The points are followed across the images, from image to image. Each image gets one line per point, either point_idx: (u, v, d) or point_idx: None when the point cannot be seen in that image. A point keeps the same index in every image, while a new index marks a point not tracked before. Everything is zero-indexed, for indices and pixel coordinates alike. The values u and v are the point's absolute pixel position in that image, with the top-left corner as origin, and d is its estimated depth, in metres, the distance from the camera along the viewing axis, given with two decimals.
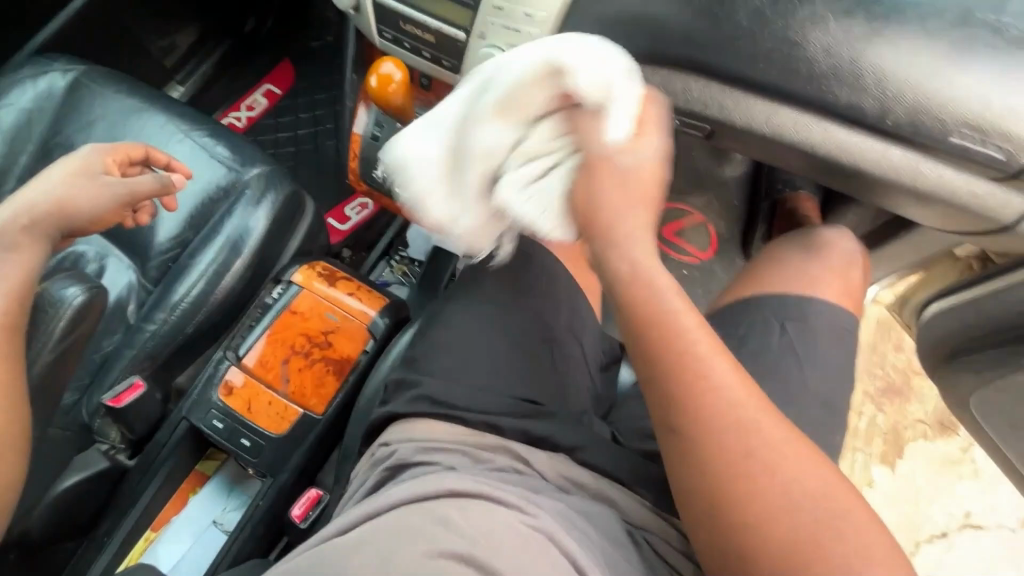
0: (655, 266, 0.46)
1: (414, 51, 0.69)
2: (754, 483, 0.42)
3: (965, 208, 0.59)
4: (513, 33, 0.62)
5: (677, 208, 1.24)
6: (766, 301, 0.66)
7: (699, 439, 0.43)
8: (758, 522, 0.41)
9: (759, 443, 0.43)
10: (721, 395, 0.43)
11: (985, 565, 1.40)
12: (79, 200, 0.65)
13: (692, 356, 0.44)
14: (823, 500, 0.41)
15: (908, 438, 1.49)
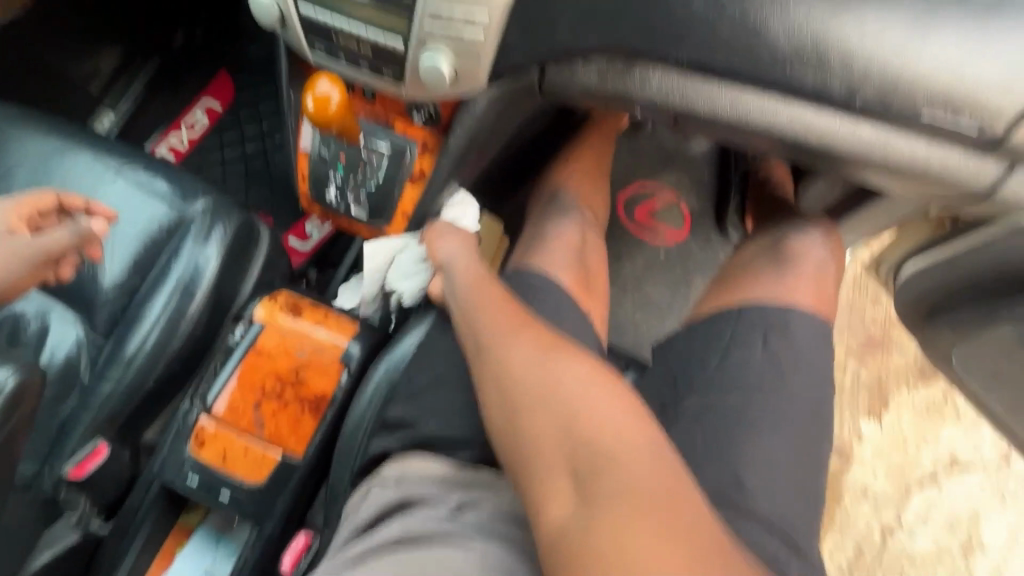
0: (466, 262, 0.66)
1: (352, 65, 0.64)
2: (539, 399, 0.51)
3: (940, 180, 0.57)
4: (455, 40, 0.58)
5: (649, 188, 1.21)
6: (749, 313, 0.66)
7: (496, 372, 0.56)
8: (542, 433, 0.50)
9: (544, 369, 0.53)
10: (515, 331, 0.57)
11: (973, 503, 1.45)
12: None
13: (487, 308, 0.61)
14: (599, 406, 0.49)
15: (893, 389, 1.52)
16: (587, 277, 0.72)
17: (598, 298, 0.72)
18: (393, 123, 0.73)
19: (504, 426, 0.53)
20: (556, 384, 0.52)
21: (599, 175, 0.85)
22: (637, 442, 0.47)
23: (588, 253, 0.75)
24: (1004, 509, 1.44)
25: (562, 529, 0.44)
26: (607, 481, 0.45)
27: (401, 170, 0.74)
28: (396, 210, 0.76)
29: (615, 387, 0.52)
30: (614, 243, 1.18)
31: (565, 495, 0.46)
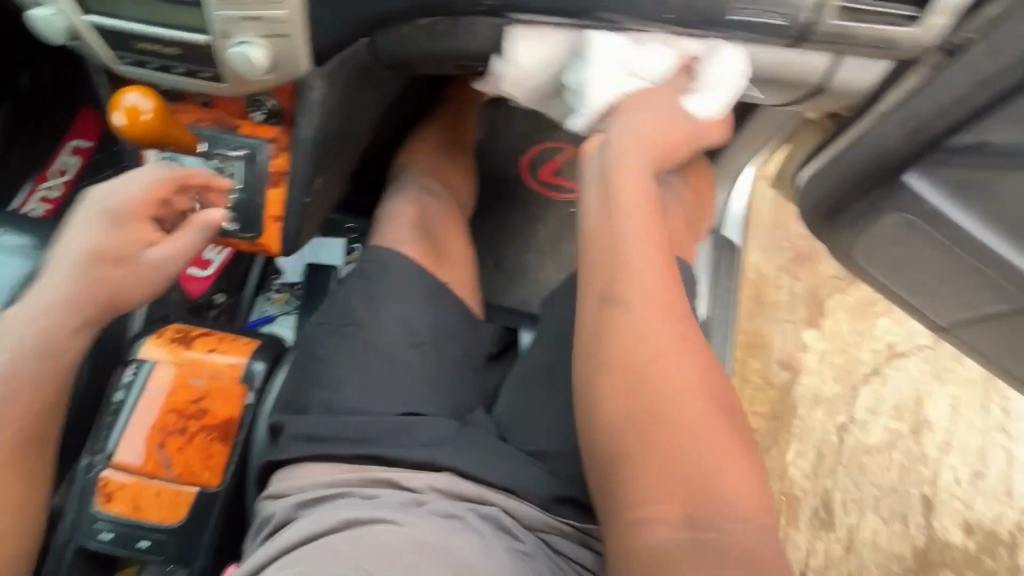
0: (615, 219, 0.58)
1: (165, 70, 0.61)
2: (679, 418, 0.50)
3: (769, 77, 0.63)
4: (256, 20, 0.55)
5: (550, 147, 1.19)
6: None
7: (638, 364, 0.52)
8: (665, 454, 0.49)
9: (690, 392, 0.51)
10: (671, 335, 0.53)
11: (915, 386, 1.53)
12: (125, 294, 0.63)
13: (641, 281, 0.55)
14: (726, 454, 0.49)
15: (827, 296, 1.58)
16: (435, 243, 0.66)
17: (458, 262, 0.67)
18: (237, 127, 0.70)
19: (626, 425, 0.51)
20: (695, 422, 0.49)
21: (463, 150, 0.84)
22: (748, 499, 0.48)
23: (437, 221, 0.69)
24: (944, 385, 1.53)
25: (654, 554, 0.46)
26: (717, 526, 0.46)
27: (258, 173, 0.70)
28: (263, 217, 0.72)
29: (738, 430, 0.51)
30: (523, 208, 1.17)
31: (669, 523, 0.47)
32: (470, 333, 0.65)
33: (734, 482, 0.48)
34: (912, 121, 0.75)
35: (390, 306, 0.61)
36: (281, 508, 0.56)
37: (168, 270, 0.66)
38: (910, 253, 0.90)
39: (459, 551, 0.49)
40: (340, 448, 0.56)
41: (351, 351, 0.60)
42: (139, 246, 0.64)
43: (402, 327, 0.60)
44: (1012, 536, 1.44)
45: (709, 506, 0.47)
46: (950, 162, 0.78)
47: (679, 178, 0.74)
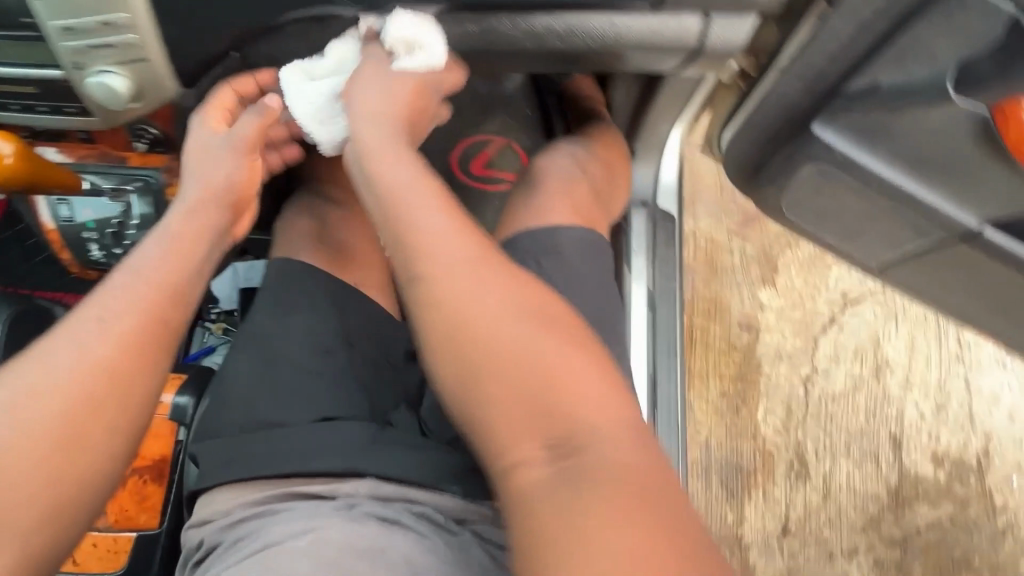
0: (417, 185, 0.57)
1: (38, 109, 0.69)
2: (512, 355, 0.51)
3: (645, 43, 0.65)
4: (110, 49, 0.61)
5: (477, 140, 1.18)
6: (520, 240, 0.64)
7: (453, 315, 0.53)
8: (508, 394, 0.50)
9: (515, 334, 0.51)
10: (475, 273, 0.53)
11: (872, 329, 1.56)
12: (223, 176, 0.66)
13: (433, 241, 0.55)
14: (571, 378, 0.49)
15: (778, 254, 1.60)
16: (340, 247, 0.67)
17: (367, 263, 0.67)
18: (127, 158, 0.77)
19: (472, 382, 0.51)
20: (526, 349, 0.51)
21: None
22: (610, 409, 0.49)
23: (342, 224, 0.69)
24: (899, 325, 1.56)
25: (534, 496, 0.47)
26: (583, 447, 0.47)
27: (157, 200, 0.77)
28: None
29: (575, 336, 0.53)
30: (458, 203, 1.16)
31: (537, 462, 0.48)
32: (388, 335, 0.64)
33: (593, 406, 0.49)
34: (809, 72, 0.76)
35: (297, 319, 0.61)
36: (206, 535, 0.54)
37: (244, 159, 0.67)
38: (831, 201, 0.92)
39: (376, 556, 0.46)
40: (259, 469, 0.56)
41: (263, 363, 0.60)
42: (213, 138, 0.67)
43: (315, 335, 0.61)
44: (979, 461, 1.48)
45: (573, 433, 0.48)
46: (852, 108, 0.79)
47: (583, 153, 0.75)
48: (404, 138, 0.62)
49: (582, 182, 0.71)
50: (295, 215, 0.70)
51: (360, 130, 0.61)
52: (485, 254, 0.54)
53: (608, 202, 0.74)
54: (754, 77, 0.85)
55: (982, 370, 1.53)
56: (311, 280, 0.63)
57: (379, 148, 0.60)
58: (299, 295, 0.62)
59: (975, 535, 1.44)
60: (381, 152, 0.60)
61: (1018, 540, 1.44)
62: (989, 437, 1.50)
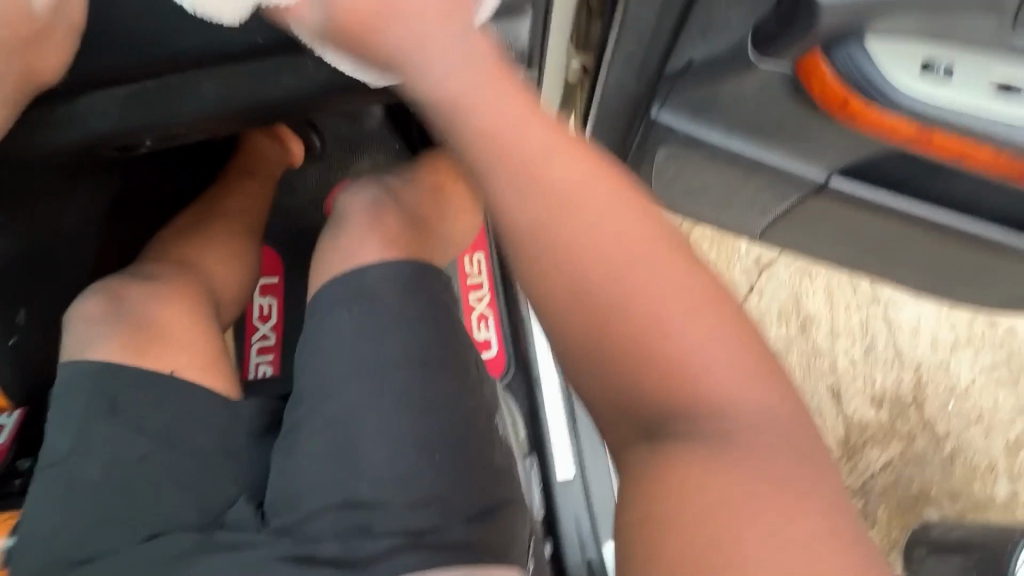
0: (508, 127, 0.48)
1: None
2: (646, 321, 0.45)
3: None
4: None
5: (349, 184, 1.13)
6: (327, 292, 0.62)
7: (571, 259, 0.46)
8: (644, 378, 0.44)
9: (654, 294, 0.45)
10: (614, 234, 0.47)
11: (790, 288, 1.57)
12: (42, 57, 0.54)
13: (559, 181, 0.47)
14: (725, 368, 0.44)
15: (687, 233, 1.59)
16: (144, 328, 0.61)
17: (179, 343, 0.62)
18: None
19: (585, 345, 0.46)
20: (666, 333, 0.45)
21: (225, 226, 0.79)
22: (767, 409, 0.44)
23: (149, 299, 0.65)
24: (814, 278, 1.58)
25: (646, 473, 0.44)
26: (698, 436, 0.43)
27: None
28: None
29: (728, 317, 0.46)
30: None
31: (641, 446, 0.45)
32: (220, 422, 0.59)
33: (735, 400, 0.44)
34: (632, 59, 0.76)
35: (111, 430, 0.56)
36: None
37: (63, 28, 0.54)
38: (693, 178, 0.92)
39: None
40: None
41: (65, 490, 0.55)
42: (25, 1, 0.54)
43: (130, 433, 0.56)
44: (915, 394, 1.51)
45: (703, 412, 0.44)
46: (678, 89, 0.78)
47: (400, 183, 0.73)
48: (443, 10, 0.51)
49: (399, 212, 0.69)
50: (87, 298, 0.64)
51: (425, 64, 0.50)
52: (618, 192, 0.48)
53: (444, 233, 0.72)
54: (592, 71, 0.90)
55: (899, 305, 1.57)
56: (122, 374, 0.58)
57: (444, 84, 0.50)
58: (96, 399, 0.57)
59: (927, 467, 1.46)
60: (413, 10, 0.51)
61: (967, 460, 1.47)
62: (918, 368, 1.53)
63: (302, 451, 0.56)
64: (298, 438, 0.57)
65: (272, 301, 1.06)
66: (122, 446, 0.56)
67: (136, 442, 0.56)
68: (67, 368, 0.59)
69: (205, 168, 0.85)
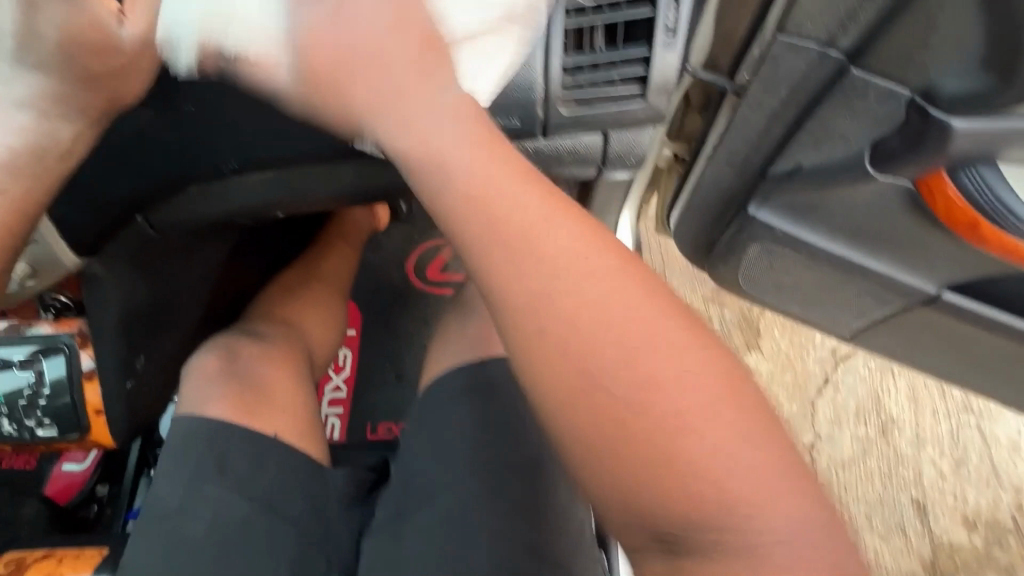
0: (494, 185, 0.44)
1: None
2: (648, 380, 0.43)
3: None
4: None
5: (430, 246, 1.16)
6: (448, 378, 0.67)
7: (570, 338, 0.43)
8: (656, 478, 0.43)
9: (661, 380, 0.43)
10: (617, 304, 0.44)
11: (871, 386, 1.46)
12: (125, 84, 0.45)
13: (554, 252, 0.44)
14: (726, 453, 0.43)
15: (759, 315, 1.51)
16: (253, 388, 0.66)
17: (282, 409, 0.65)
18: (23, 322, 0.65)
19: (586, 442, 0.44)
20: (679, 423, 0.43)
21: (321, 288, 0.87)
22: (774, 501, 0.43)
23: (253, 360, 0.69)
24: (897, 377, 1.46)
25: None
26: (705, 510, 0.43)
27: (65, 369, 0.64)
28: (86, 418, 0.66)
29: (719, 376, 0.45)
30: (412, 310, 1.13)
31: (654, 551, 0.46)
32: (315, 489, 0.62)
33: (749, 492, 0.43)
34: (736, 158, 0.75)
35: (215, 492, 0.58)
36: None
37: (146, 57, 0.44)
38: (785, 275, 0.89)
39: None
40: None
41: (160, 549, 0.56)
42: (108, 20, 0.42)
43: (230, 497, 0.58)
44: (1015, 521, 1.35)
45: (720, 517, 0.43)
46: (781, 191, 0.78)
47: None
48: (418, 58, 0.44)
49: None
50: (200, 354, 0.69)
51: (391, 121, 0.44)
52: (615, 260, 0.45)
53: None
54: (688, 162, 0.83)
55: (994, 418, 1.43)
56: (229, 438, 0.60)
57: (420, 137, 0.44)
58: (205, 457, 0.59)
59: None
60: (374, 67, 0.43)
61: None
62: (1017, 491, 1.37)
63: (409, 526, 0.61)
64: (404, 526, 0.61)
65: (347, 352, 1.09)
66: (222, 505, 0.57)
67: (238, 503, 0.58)
68: (177, 422, 0.62)
69: (306, 236, 0.90)
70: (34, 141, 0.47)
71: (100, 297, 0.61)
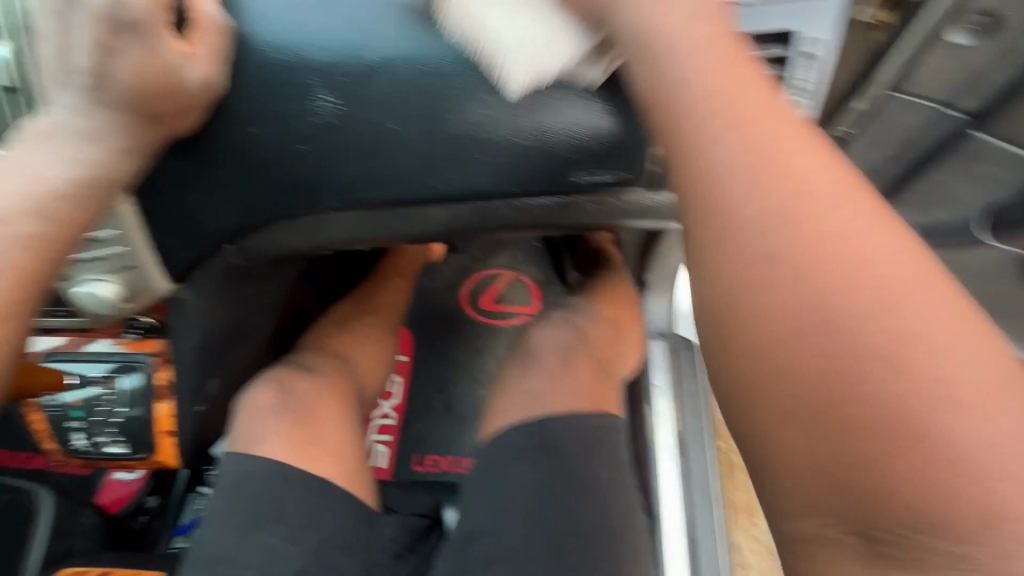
0: (730, 102, 0.44)
1: None
2: (884, 293, 0.38)
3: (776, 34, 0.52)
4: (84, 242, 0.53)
5: (487, 275, 1.15)
6: (510, 434, 0.63)
7: (778, 249, 0.40)
8: (912, 450, 0.34)
9: (931, 334, 0.36)
10: (875, 238, 0.40)
11: None
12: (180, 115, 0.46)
13: (800, 176, 0.42)
14: (1019, 444, 0.34)
15: None
16: (303, 425, 0.64)
17: (332, 449, 0.64)
18: (117, 340, 0.64)
19: (813, 390, 0.37)
20: (950, 396, 0.35)
21: (375, 319, 0.86)
22: None
23: (306, 394, 0.68)
24: None
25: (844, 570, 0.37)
26: (926, 507, 0.34)
27: (143, 388, 0.66)
28: (156, 435, 0.68)
29: (979, 333, 0.37)
30: (464, 340, 1.11)
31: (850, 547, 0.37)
32: (365, 539, 0.60)
33: None
34: None
35: (269, 536, 0.57)
36: None
37: (205, 97, 0.46)
38: None
39: None
40: None
41: None
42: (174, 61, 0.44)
43: (284, 544, 0.57)
44: None
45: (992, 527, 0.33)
46: None
47: (587, 319, 0.76)
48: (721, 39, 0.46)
49: (584, 354, 0.72)
50: (253, 388, 0.67)
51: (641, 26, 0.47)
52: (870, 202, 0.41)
53: (620, 371, 0.74)
54: None
55: None
56: (286, 480, 0.59)
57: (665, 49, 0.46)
58: (260, 501, 0.58)
59: None
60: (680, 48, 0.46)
61: None
62: None
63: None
64: None
65: (399, 379, 1.07)
66: (272, 555, 0.56)
67: (290, 551, 0.57)
68: (229, 461, 0.61)
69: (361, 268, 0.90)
70: (82, 162, 0.47)
71: (186, 318, 0.61)
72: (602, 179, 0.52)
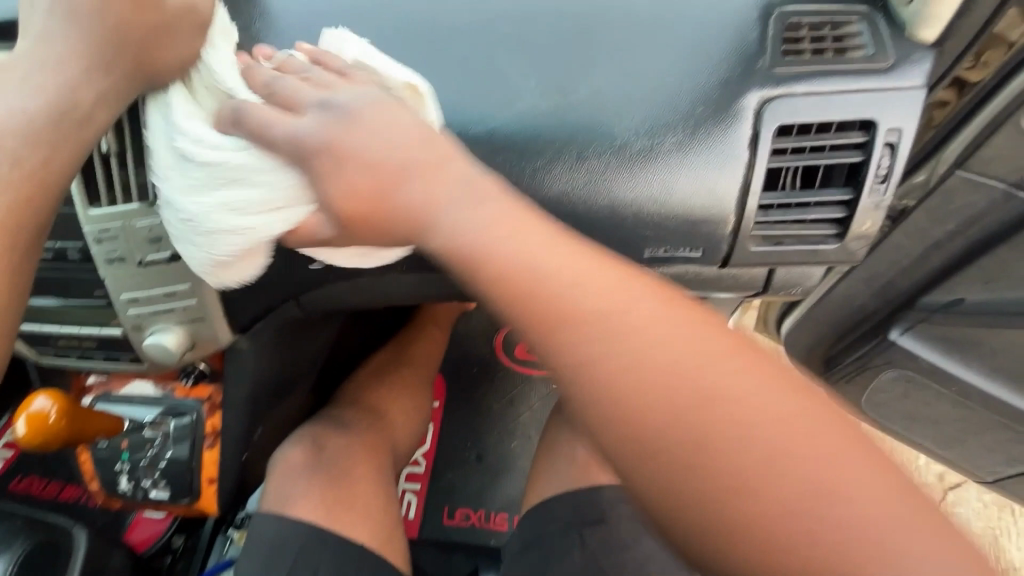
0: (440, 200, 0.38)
1: (85, 357, 0.59)
2: (650, 373, 0.35)
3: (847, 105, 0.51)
4: (138, 275, 0.51)
5: None
6: (557, 504, 0.62)
7: (566, 333, 0.36)
8: (745, 493, 0.33)
9: (718, 376, 0.35)
10: (622, 314, 0.36)
11: None
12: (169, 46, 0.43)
13: (543, 256, 0.37)
14: (830, 469, 0.33)
15: None
16: (339, 488, 0.63)
17: (364, 511, 0.63)
18: (171, 388, 0.65)
19: (639, 452, 0.35)
20: (756, 436, 0.34)
21: (411, 371, 0.85)
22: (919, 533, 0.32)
23: (340, 456, 0.68)
24: None
25: None
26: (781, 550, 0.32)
27: (191, 434, 0.65)
28: (199, 483, 0.67)
29: (755, 369, 0.36)
30: (499, 388, 1.10)
31: None
32: None
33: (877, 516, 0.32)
34: (876, 280, 0.70)
35: None
36: None
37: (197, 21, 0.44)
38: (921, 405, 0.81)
39: None
40: None
41: None
42: None
43: None
44: None
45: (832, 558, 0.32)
46: (934, 320, 0.72)
47: None
48: (426, 133, 0.40)
49: None
50: (289, 446, 0.68)
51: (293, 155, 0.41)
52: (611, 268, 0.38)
53: None
54: None
55: None
56: (325, 542, 0.58)
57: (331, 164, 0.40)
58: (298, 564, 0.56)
59: None
60: (439, 130, 0.40)
61: None
62: None
63: None
64: None
65: (431, 426, 1.06)
66: None
67: None
68: (264, 522, 0.60)
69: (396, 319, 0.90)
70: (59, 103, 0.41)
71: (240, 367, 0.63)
72: (673, 255, 0.52)
